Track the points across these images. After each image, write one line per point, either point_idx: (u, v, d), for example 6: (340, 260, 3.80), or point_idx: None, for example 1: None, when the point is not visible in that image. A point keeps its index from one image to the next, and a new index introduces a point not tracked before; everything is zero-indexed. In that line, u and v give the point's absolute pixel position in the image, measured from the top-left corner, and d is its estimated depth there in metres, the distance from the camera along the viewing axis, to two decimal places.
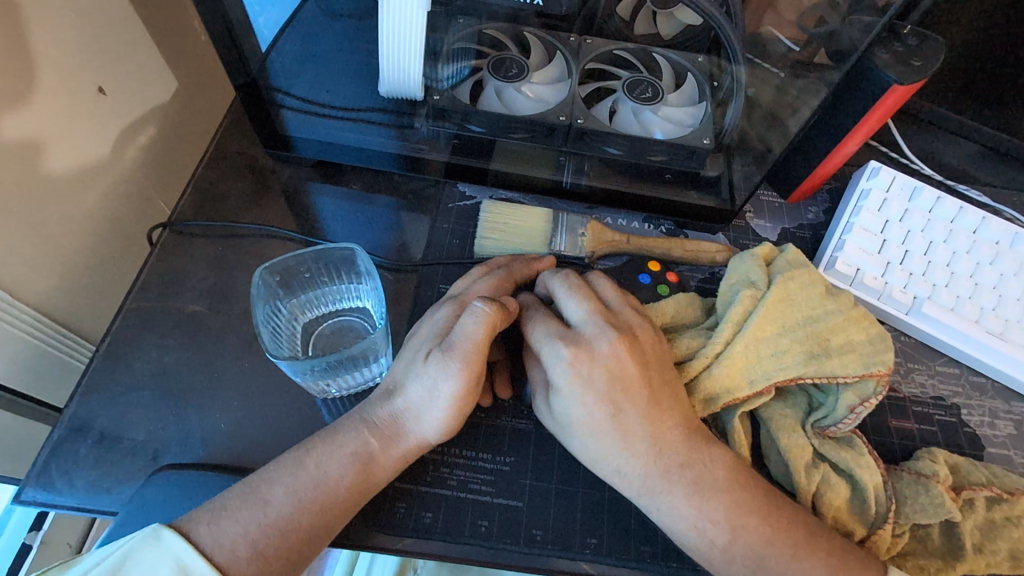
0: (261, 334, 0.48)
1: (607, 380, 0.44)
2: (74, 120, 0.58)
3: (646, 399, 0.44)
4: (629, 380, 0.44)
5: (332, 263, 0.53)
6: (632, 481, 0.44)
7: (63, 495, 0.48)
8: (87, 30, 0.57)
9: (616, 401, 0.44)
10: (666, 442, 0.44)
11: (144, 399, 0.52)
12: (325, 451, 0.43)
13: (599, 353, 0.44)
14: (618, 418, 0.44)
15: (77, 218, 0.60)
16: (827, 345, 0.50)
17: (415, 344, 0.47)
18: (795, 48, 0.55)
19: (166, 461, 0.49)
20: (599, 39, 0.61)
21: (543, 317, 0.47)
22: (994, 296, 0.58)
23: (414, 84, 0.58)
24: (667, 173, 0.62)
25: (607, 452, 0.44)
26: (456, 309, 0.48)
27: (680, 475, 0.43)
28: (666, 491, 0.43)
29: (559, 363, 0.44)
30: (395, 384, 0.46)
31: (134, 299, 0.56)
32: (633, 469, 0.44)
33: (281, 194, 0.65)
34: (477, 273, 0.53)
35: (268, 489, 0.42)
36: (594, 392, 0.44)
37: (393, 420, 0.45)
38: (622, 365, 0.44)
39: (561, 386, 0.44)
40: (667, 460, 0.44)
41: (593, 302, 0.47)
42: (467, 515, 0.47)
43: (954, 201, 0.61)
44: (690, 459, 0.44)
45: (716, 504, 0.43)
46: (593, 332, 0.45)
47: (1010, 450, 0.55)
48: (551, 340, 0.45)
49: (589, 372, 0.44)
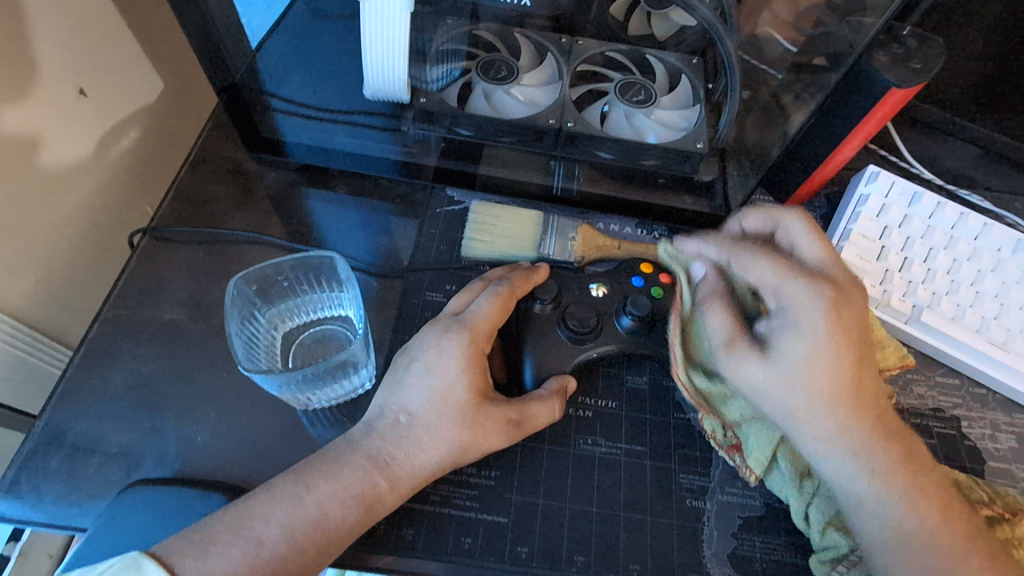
0: (235, 346, 0.46)
1: (856, 332, 0.42)
2: (54, 122, 0.56)
3: (871, 367, 0.43)
4: (863, 333, 0.42)
5: (313, 271, 0.52)
6: (850, 443, 0.42)
7: (34, 510, 0.46)
8: (68, 29, 0.56)
9: (860, 354, 0.42)
10: (880, 410, 0.43)
11: (121, 409, 0.50)
12: (327, 489, 0.41)
13: (852, 299, 0.43)
14: (859, 368, 0.42)
15: (56, 223, 0.59)
16: (865, 337, 0.52)
17: (427, 382, 0.44)
18: (793, 48, 0.55)
19: (141, 475, 0.48)
20: (590, 40, 0.60)
21: (768, 251, 0.45)
22: (995, 305, 0.57)
23: (399, 85, 0.56)
24: (659, 177, 0.60)
25: (832, 412, 0.42)
26: (469, 344, 0.45)
27: (896, 442, 0.42)
28: (876, 457, 0.42)
29: (818, 301, 0.42)
30: (408, 422, 0.44)
31: (112, 306, 0.55)
32: (852, 431, 0.42)
33: (266, 198, 0.63)
34: (477, 290, 0.51)
35: (261, 525, 0.39)
36: (850, 338, 0.42)
37: (402, 458, 0.43)
38: (862, 317, 0.43)
39: (808, 330, 0.42)
40: (878, 426, 0.42)
41: (833, 252, 0.45)
42: (450, 532, 0.46)
43: (954, 207, 0.60)
44: (907, 435, 0.43)
45: (922, 479, 0.42)
46: (837, 276, 0.44)
47: (1012, 464, 0.53)
48: (798, 276, 0.43)
49: (848, 316, 0.42)
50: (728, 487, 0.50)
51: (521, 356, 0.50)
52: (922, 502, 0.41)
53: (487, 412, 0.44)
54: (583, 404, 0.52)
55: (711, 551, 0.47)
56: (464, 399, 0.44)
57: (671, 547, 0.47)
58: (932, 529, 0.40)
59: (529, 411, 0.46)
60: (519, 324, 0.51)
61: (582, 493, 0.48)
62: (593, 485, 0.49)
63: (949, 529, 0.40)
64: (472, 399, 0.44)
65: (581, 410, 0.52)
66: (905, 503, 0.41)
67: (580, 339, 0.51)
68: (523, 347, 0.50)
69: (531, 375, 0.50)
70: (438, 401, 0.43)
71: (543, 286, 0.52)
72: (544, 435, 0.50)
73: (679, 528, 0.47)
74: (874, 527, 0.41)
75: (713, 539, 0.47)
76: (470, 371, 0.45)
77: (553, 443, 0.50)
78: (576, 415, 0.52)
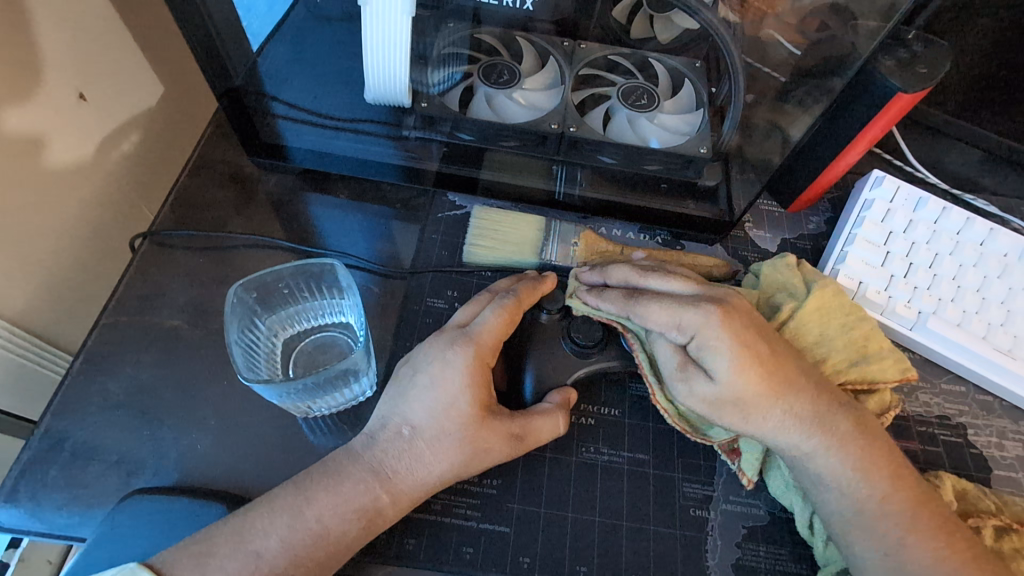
0: (235, 355, 0.46)
1: (755, 330, 0.44)
2: (53, 128, 0.56)
3: (789, 351, 0.46)
4: (758, 330, 0.45)
5: (312, 279, 0.52)
6: (798, 432, 0.44)
7: (32, 520, 0.46)
8: (68, 34, 0.55)
9: (772, 347, 0.45)
10: (820, 391, 0.45)
11: (121, 417, 0.50)
12: (328, 502, 0.40)
13: (733, 301, 0.45)
14: (777, 365, 0.44)
15: (56, 229, 0.59)
16: (865, 349, 0.52)
17: (431, 396, 0.44)
18: (797, 53, 0.53)
19: (140, 483, 0.47)
20: (594, 44, 0.59)
21: (657, 295, 0.47)
22: (1001, 312, 0.56)
23: (401, 90, 0.56)
24: (662, 182, 0.59)
25: (782, 407, 0.44)
26: (475, 357, 0.45)
27: (841, 418, 0.45)
28: (830, 434, 0.44)
29: (709, 319, 0.43)
30: (411, 435, 0.43)
31: (111, 312, 0.55)
32: (800, 419, 0.44)
33: (268, 203, 0.63)
34: (483, 301, 0.50)
35: (261, 538, 0.38)
36: (746, 339, 0.43)
37: (404, 472, 0.42)
38: (749, 317, 0.45)
39: (717, 346, 0.43)
40: (824, 405, 0.45)
41: (689, 278, 0.48)
42: (451, 542, 0.45)
43: (960, 213, 0.59)
44: (850, 409, 0.46)
45: (877, 447, 0.44)
46: (715, 294, 0.46)
47: (1018, 472, 0.52)
48: (688, 305, 0.45)
49: (737, 320, 0.44)
50: (731, 496, 0.49)
51: (522, 367, 0.50)
52: (871, 473, 0.43)
53: (490, 427, 0.43)
54: (586, 411, 0.52)
55: (715, 561, 0.46)
56: (468, 414, 0.43)
57: (674, 557, 0.46)
58: (883, 495, 0.43)
59: (533, 425, 0.45)
60: (521, 334, 0.51)
61: (585, 502, 0.48)
62: (596, 494, 0.48)
63: (902, 492, 0.43)
64: (476, 414, 0.43)
65: (584, 418, 0.52)
66: (858, 471, 0.44)
67: (584, 352, 0.51)
68: (525, 356, 0.50)
69: (533, 382, 0.49)
70: (442, 415, 0.43)
71: (550, 297, 0.52)
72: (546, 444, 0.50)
73: (681, 537, 0.47)
74: (837, 503, 0.44)
75: (716, 549, 0.47)
76: (474, 384, 0.44)
77: (556, 451, 0.50)
78: (578, 423, 0.51)
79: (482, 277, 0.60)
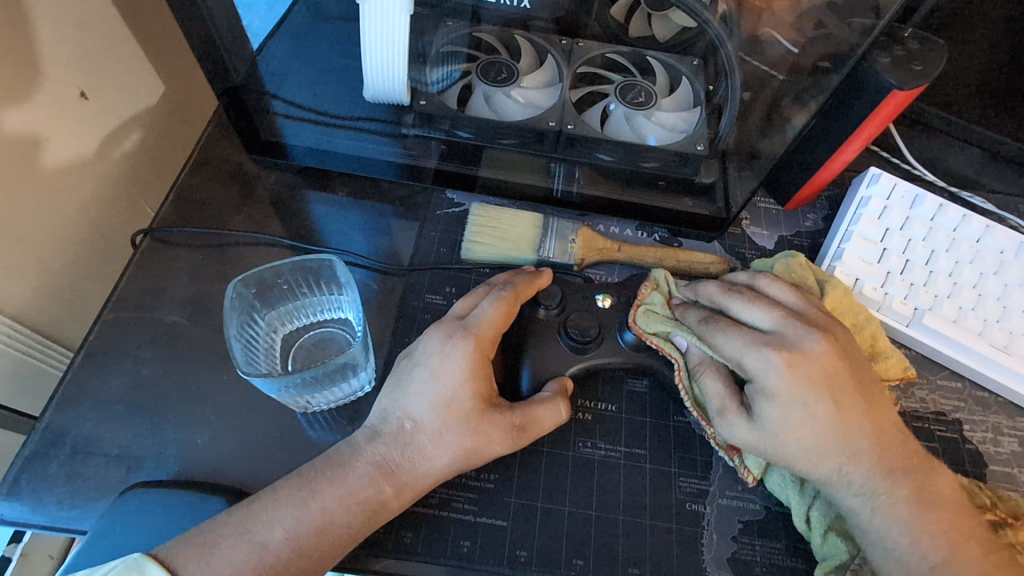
0: (233, 349, 0.46)
1: (823, 381, 0.43)
2: (54, 126, 0.57)
3: (866, 406, 0.44)
4: (840, 380, 0.43)
5: (310, 275, 0.52)
6: (855, 481, 0.43)
7: (34, 512, 0.46)
8: (69, 33, 0.56)
9: (837, 402, 0.43)
10: (884, 448, 0.44)
11: (121, 412, 0.50)
12: (331, 493, 0.41)
13: (812, 350, 0.43)
14: (843, 419, 0.43)
15: (58, 226, 0.59)
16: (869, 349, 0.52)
17: (432, 389, 0.44)
18: (795, 49, 0.52)
19: (140, 477, 0.48)
20: (591, 43, 0.59)
21: (731, 326, 0.46)
22: (998, 308, 0.56)
23: (400, 89, 0.56)
24: (660, 180, 0.60)
25: (835, 459, 0.43)
26: (475, 349, 0.45)
27: (902, 478, 0.43)
28: (888, 493, 0.43)
29: (773, 365, 0.43)
30: (413, 429, 0.44)
31: (113, 308, 0.55)
32: (858, 472, 0.43)
33: (267, 201, 0.63)
34: (479, 293, 0.51)
35: (266, 529, 0.39)
36: (815, 391, 0.42)
37: (407, 464, 0.43)
38: (829, 365, 0.43)
39: (773, 391, 0.43)
40: (886, 463, 0.43)
41: (777, 309, 0.46)
42: (449, 536, 0.46)
43: (956, 209, 0.59)
44: (911, 468, 0.44)
45: (940, 511, 0.43)
46: (790, 333, 0.44)
47: (1014, 468, 0.53)
48: (756, 345, 0.44)
49: (806, 369, 0.42)
50: (728, 491, 0.49)
51: (519, 365, 0.50)
52: (929, 538, 0.42)
53: (490, 420, 0.44)
54: (583, 407, 0.52)
55: (711, 555, 0.47)
56: (468, 407, 0.44)
57: (671, 551, 0.47)
58: (939, 560, 0.41)
59: (535, 416, 0.46)
60: (520, 331, 0.52)
61: (581, 496, 0.48)
62: (593, 489, 0.49)
63: (961, 562, 0.41)
64: (476, 406, 0.44)
65: (581, 413, 0.52)
66: (915, 536, 0.42)
67: (579, 348, 0.51)
68: (522, 355, 0.50)
69: (530, 378, 0.50)
70: (443, 408, 0.44)
71: (547, 292, 0.52)
72: (543, 438, 0.50)
73: (678, 533, 0.47)
74: (882, 562, 0.42)
75: (713, 543, 0.47)
76: (475, 377, 0.44)
77: (553, 446, 0.50)
78: (575, 417, 0.52)
79: (480, 274, 0.60)
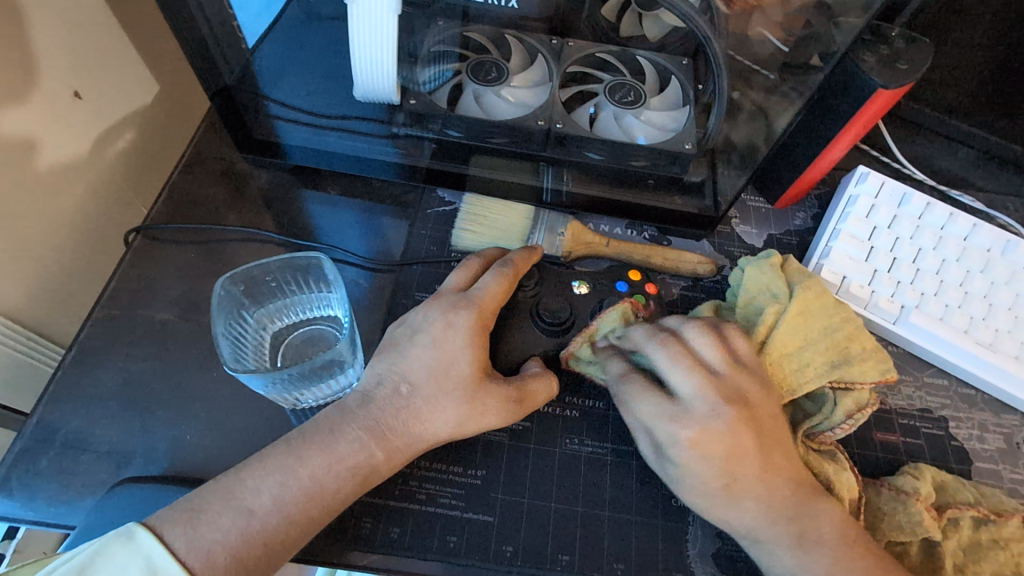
0: (220, 347, 0.47)
1: (722, 459, 0.42)
2: (48, 125, 0.57)
3: (760, 471, 0.43)
4: (741, 449, 0.42)
5: (297, 272, 0.53)
6: (752, 531, 0.43)
7: (24, 508, 0.47)
8: (64, 33, 0.56)
9: (729, 474, 0.43)
10: (775, 502, 0.43)
11: (112, 408, 0.51)
12: (321, 462, 0.41)
13: (715, 429, 0.42)
14: (734, 485, 0.43)
15: (51, 225, 0.60)
16: (845, 352, 0.50)
17: (432, 356, 0.45)
18: (784, 48, 0.54)
19: (130, 473, 0.48)
20: (582, 42, 0.60)
21: (645, 389, 0.46)
22: (984, 306, 0.57)
23: (388, 88, 0.56)
24: (650, 179, 0.60)
25: (722, 515, 0.44)
26: (476, 320, 0.47)
27: (789, 526, 0.43)
28: (770, 541, 0.43)
29: (677, 442, 0.43)
30: (408, 393, 0.44)
31: (105, 307, 0.56)
32: (755, 523, 0.43)
33: (259, 199, 0.64)
34: (477, 267, 0.52)
35: (253, 496, 0.39)
36: (711, 464, 0.42)
37: (399, 429, 0.44)
38: (732, 439, 0.42)
39: (677, 461, 0.43)
40: (776, 513, 0.43)
41: (698, 376, 0.44)
42: (436, 531, 0.46)
43: (944, 208, 0.60)
44: (800, 516, 0.43)
45: (824, 558, 0.42)
46: (701, 405, 0.43)
47: (999, 465, 0.53)
48: (665, 417, 0.44)
49: (707, 448, 0.42)
50: None
51: (503, 355, 0.50)
52: None
53: (488, 390, 0.45)
54: (570, 403, 0.53)
55: (695, 551, 0.47)
56: (468, 375, 0.45)
57: (656, 547, 0.47)
58: None
59: (528, 389, 0.47)
60: (506, 324, 0.51)
61: (568, 492, 0.49)
62: (579, 485, 0.49)
63: None
64: (475, 376, 0.45)
65: (568, 410, 0.52)
66: None
67: (552, 331, 0.51)
68: (504, 351, 0.50)
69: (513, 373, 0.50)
70: (441, 375, 0.45)
71: (528, 271, 0.52)
72: (530, 435, 0.51)
73: (664, 528, 0.48)
74: None
75: (697, 539, 0.48)
76: (476, 347, 0.46)
77: (540, 443, 0.50)
78: (562, 415, 0.52)
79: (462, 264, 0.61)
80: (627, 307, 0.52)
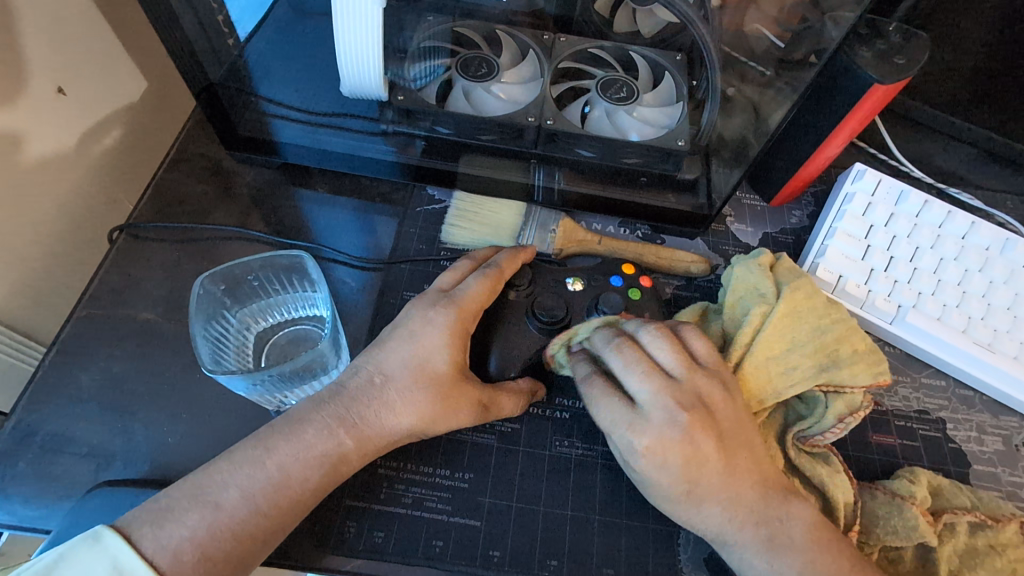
0: (199, 349, 0.46)
1: (680, 465, 0.41)
2: (31, 121, 0.56)
3: (724, 476, 0.42)
4: (702, 457, 0.41)
5: (280, 272, 0.52)
6: (719, 535, 0.43)
7: (0, 511, 0.46)
8: (47, 27, 0.55)
9: (690, 482, 0.42)
10: (741, 505, 0.42)
11: (92, 410, 0.50)
12: (289, 452, 0.40)
13: (670, 437, 0.41)
14: (695, 491, 0.42)
15: (35, 223, 0.59)
16: (834, 355, 0.49)
17: (410, 349, 0.44)
18: (779, 44, 0.53)
19: (109, 476, 0.47)
20: (575, 37, 0.59)
21: (605, 393, 0.44)
22: (983, 305, 0.56)
23: (375, 84, 0.54)
24: (642, 177, 0.59)
25: (689, 519, 0.43)
26: (455, 317, 0.46)
27: (754, 530, 0.42)
28: (739, 542, 0.42)
29: (636, 450, 0.42)
30: (382, 383, 0.44)
31: (86, 306, 0.55)
32: (721, 527, 0.42)
33: (246, 197, 0.63)
34: (464, 269, 0.51)
35: (221, 490, 0.38)
36: (671, 471, 0.41)
37: (371, 419, 0.43)
38: (691, 448, 0.41)
39: (637, 467, 0.42)
40: (741, 518, 0.42)
41: (656, 382, 0.43)
42: (421, 535, 0.45)
43: (942, 205, 0.59)
44: (767, 517, 0.42)
45: (792, 558, 0.41)
46: (657, 411, 0.42)
47: (997, 467, 0.52)
48: (623, 424, 0.42)
49: (666, 456, 0.41)
50: None
51: (488, 351, 0.49)
52: None
53: (463, 387, 0.44)
54: (560, 405, 0.52)
55: (686, 555, 0.46)
56: (443, 370, 0.44)
57: (646, 551, 0.46)
58: None
59: (500, 400, 0.46)
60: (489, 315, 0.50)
61: (556, 496, 0.48)
62: (568, 489, 0.48)
63: None
64: (451, 371, 0.44)
65: (558, 412, 0.51)
66: None
67: (548, 329, 0.50)
68: (488, 350, 0.49)
69: (500, 368, 0.49)
70: (416, 367, 0.44)
71: (518, 272, 0.52)
72: (518, 437, 0.50)
73: (655, 532, 0.47)
74: None
75: (689, 542, 0.47)
76: (452, 343, 0.45)
77: (529, 445, 0.50)
78: (552, 416, 0.51)
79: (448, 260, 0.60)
80: (598, 320, 0.49)
